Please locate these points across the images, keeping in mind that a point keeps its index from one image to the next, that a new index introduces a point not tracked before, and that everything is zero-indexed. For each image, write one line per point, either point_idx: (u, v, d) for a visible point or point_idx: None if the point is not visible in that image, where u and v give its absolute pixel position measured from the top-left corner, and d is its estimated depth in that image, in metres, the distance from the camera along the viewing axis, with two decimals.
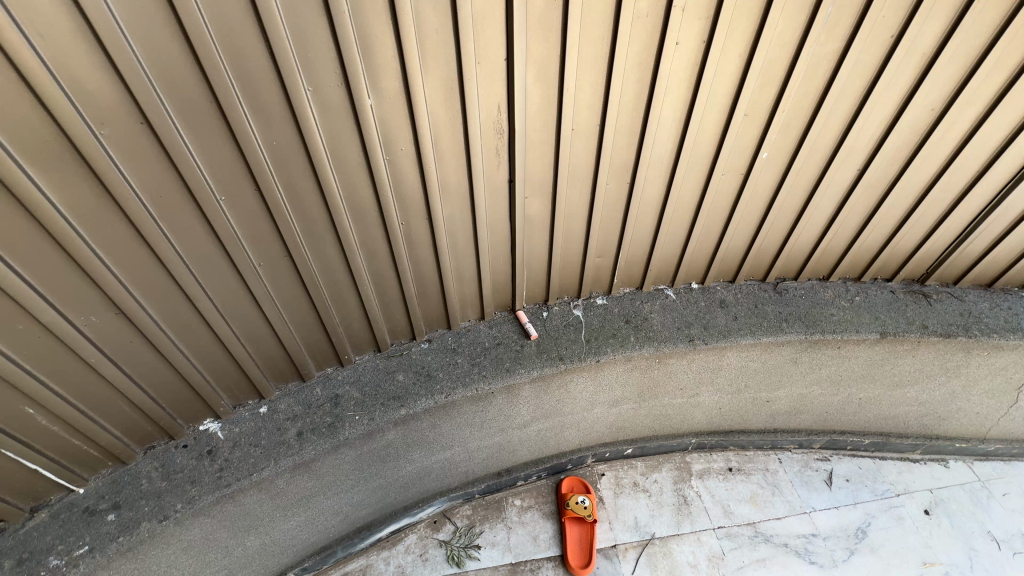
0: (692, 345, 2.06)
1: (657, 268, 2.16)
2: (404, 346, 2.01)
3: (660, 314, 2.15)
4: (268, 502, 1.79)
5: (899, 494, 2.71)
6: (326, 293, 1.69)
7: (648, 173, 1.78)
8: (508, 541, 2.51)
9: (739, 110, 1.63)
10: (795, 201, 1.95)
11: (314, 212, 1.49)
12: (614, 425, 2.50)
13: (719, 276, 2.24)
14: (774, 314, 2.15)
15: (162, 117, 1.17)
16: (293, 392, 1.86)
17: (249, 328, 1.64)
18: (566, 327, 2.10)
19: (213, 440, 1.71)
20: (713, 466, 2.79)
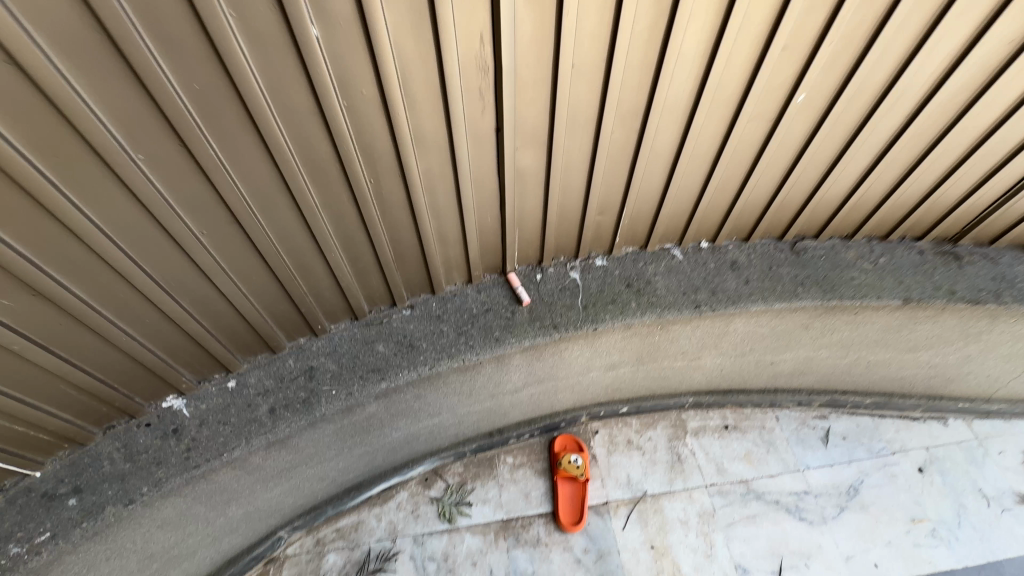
0: (698, 312, 1.89)
1: (665, 226, 1.94)
2: (384, 313, 1.85)
3: (665, 278, 1.96)
4: (245, 478, 1.71)
5: (895, 452, 2.68)
6: (287, 259, 1.50)
7: (661, 119, 1.51)
8: (499, 498, 2.50)
9: (777, 42, 1.34)
10: (829, 150, 1.70)
11: (260, 169, 1.25)
12: (610, 387, 2.40)
13: (733, 234, 2.02)
14: (789, 277, 1.96)
15: (35, 56, 0.90)
16: (263, 364, 1.71)
17: (202, 302, 1.45)
18: (561, 291, 1.92)
19: (178, 418, 1.59)
20: (709, 423, 2.73)
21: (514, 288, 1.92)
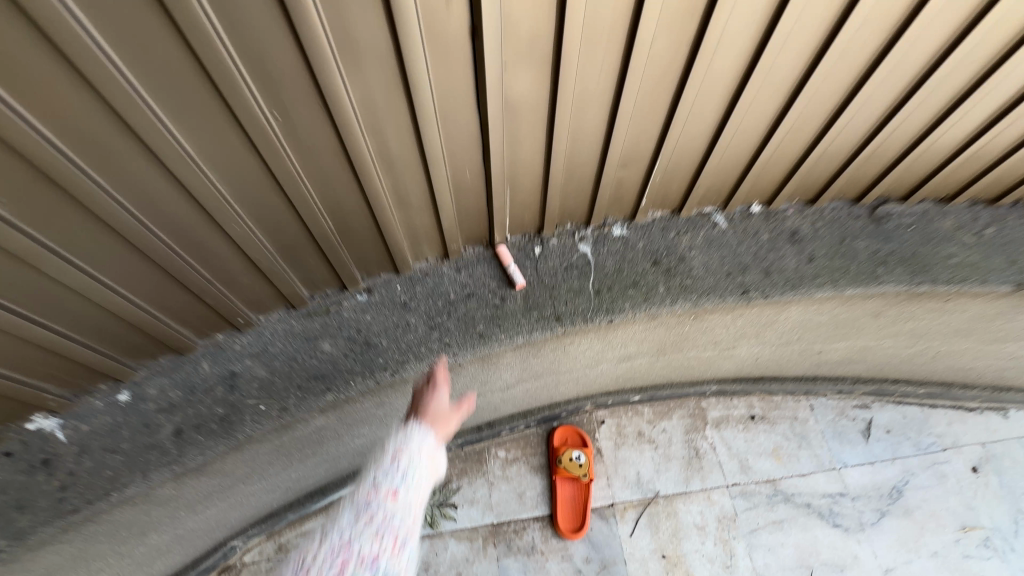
0: (745, 300, 1.44)
1: (708, 184, 1.45)
2: (333, 299, 1.40)
3: (704, 253, 1.49)
4: (157, 509, 1.34)
5: (946, 448, 2.32)
6: (165, 232, 1.04)
7: (728, 24, 0.99)
8: (489, 499, 2.17)
9: None
10: (962, 77, 1.18)
11: (73, 94, 0.76)
12: (621, 378, 2.00)
13: (795, 195, 1.53)
14: (866, 254, 1.49)
15: None
16: (168, 370, 1.29)
17: (42, 296, 1.00)
18: (567, 271, 1.46)
19: (50, 445, 1.19)
20: (733, 413, 2.37)
21: (506, 267, 1.45)
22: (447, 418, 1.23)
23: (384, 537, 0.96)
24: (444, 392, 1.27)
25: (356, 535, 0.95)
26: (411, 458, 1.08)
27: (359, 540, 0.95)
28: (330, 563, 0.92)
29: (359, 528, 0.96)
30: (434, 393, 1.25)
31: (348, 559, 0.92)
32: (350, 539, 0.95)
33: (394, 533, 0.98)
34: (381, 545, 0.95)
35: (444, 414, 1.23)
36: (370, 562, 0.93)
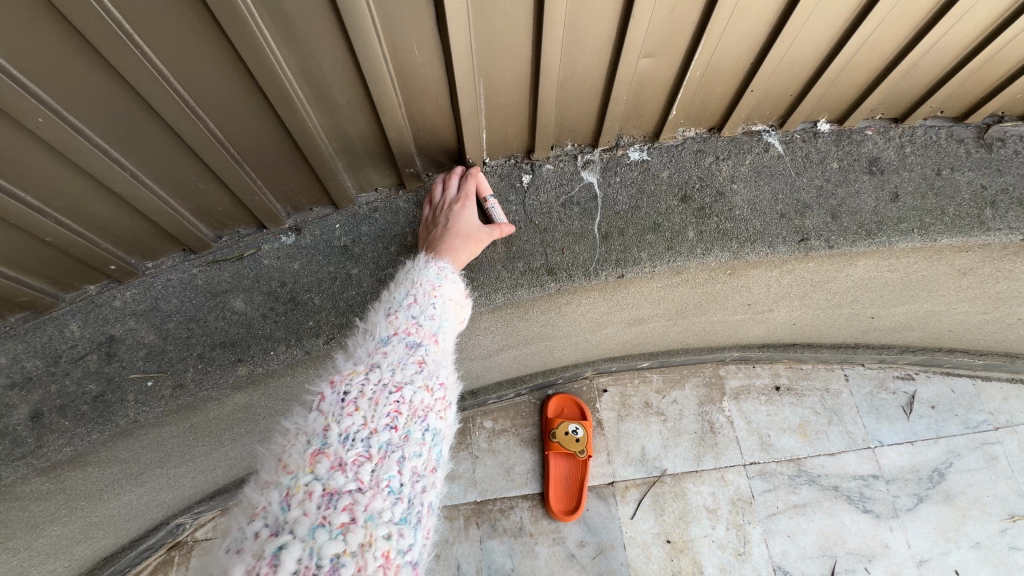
0: (803, 251, 1.08)
1: (763, 88, 1.05)
2: (250, 241, 1.05)
3: (750, 186, 1.11)
4: (37, 504, 1.06)
5: (999, 427, 2.02)
6: None
7: None
8: (473, 474, 1.92)
9: None
10: None
11: None
12: (629, 343, 1.67)
13: (878, 109, 1.13)
14: (970, 192, 1.11)
15: None
16: (23, 333, 0.96)
17: None
18: (565, 208, 1.10)
19: None
20: (754, 383, 2.06)
21: (484, 202, 1.09)
22: (478, 237, 1.03)
23: (431, 389, 0.83)
24: (472, 210, 1.04)
25: (403, 374, 0.82)
26: (447, 303, 0.95)
27: (409, 386, 0.81)
28: (381, 399, 0.77)
29: (406, 370, 0.82)
30: (460, 213, 1.03)
31: (401, 404, 0.78)
32: (399, 379, 0.81)
33: (438, 386, 0.85)
34: (430, 397, 0.83)
35: (473, 234, 1.02)
36: (420, 414, 0.80)
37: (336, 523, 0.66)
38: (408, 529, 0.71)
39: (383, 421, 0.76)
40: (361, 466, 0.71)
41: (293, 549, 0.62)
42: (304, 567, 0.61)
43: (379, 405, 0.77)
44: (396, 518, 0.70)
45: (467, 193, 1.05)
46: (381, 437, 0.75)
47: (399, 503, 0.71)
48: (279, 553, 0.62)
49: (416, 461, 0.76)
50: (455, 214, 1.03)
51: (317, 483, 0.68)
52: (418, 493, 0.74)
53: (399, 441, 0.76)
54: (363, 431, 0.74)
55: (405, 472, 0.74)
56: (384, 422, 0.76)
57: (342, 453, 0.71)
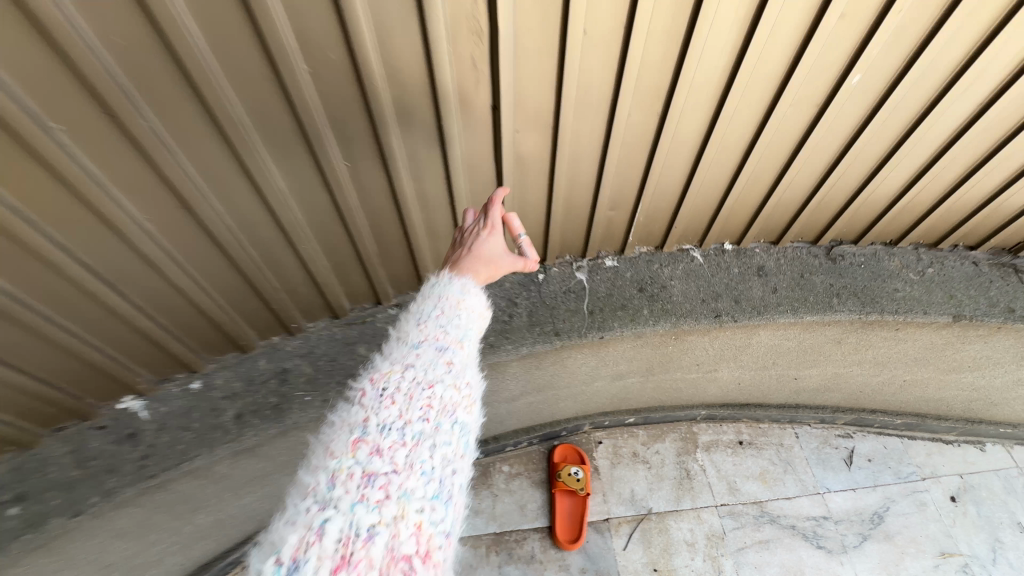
0: (718, 323, 1.69)
1: (685, 225, 1.72)
2: (367, 312, 1.69)
3: (682, 282, 1.76)
4: (211, 486, 1.56)
5: (925, 478, 2.46)
6: (254, 252, 1.33)
7: (688, 102, 1.28)
8: (493, 509, 2.35)
9: (833, 9, 1.10)
10: (881, 143, 1.46)
11: (212, 147, 1.09)
12: (616, 397, 2.21)
13: (761, 236, 1.80)
14: (823, 287, 1.75)
15: None
16: (232, 364, 1.56)
17: (156, 299, 1.27)
18: (565, 294, 1.73)
19: (135, 421, 1.44)
20: (722, 438, 2.55)
21: (514, 238, 1.31)
22: (499, 263, 1.19)
23: (459, 386, 0.93)
24: (497, 240, 1.23)
25: (433, 374, 0.92)
26: (470, 315, 1.07)
27: (439, 384, 0.91)
28: (414, 396, 0.87)
29: (436, 370, 0.92)
30: (487, 239, 1.22)
31: (432, 400, 0.88)
32: (430, 378, 0.91)
33: (465, 384, 0.95)
34: (457, 394, 0.92)
35: (495, 259, 1.19)
36: (449, 409, 0.89)
37: (373, 500, 0.75)
38: (439, 505, 0.80)
39: (416, 413, 0.85)
40: (396, 452, 0.80)
41: (336, 521, 0.72)
42: (345, 536, 0.71)
43: (412, 401, 0.86)
44: (428, 496, 0.79)
45: (493, 223, 1.25)
46: (414, 428, 0.84)
47: (430, 482, 0.81)
48: (325, 524, 0.71)
49: (445, 449, 0.85)
50: (482, 239, 1.22)
51: (357, 466, 0.78)
52: (447, 474, 0.84)
53: (430, 431, 0.85)
54: (398, 422, 0.83)
55: (436, 458, 0.84)
56: (417, 414, 0.85)
57: (379, 441, 0.81)
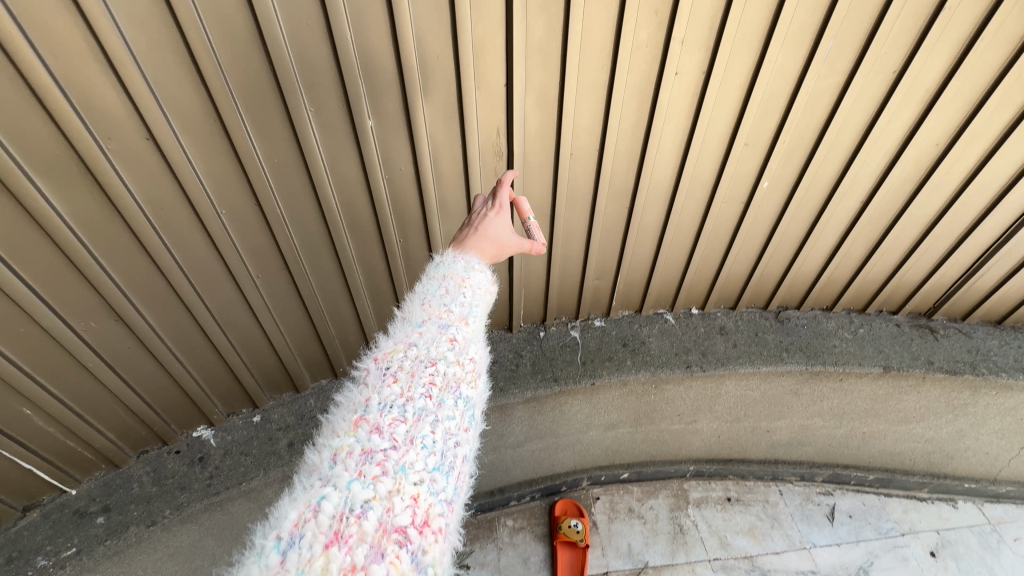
0: (689, 372, 2.03)
1: (657, 292, 2.14)
2: None
3: (658, 339, 2.14)
4: (257, 511, 1.77)
5: (905, 533, 2.62)
6: (324, 307, 1.68)
7: (647, 198, 1.75)
8: (498, 562, 2.49)
9: (739, 140, 1.60)
10: (798, 229, 1.91)
11: (312, 226, 1.48)
12: (610, 449, 2.48)
13: (720, 302, 2.22)
14: (774, 343, 2.12)
15: (166, 132, 1.16)
16: (287, 402, 1.86)
17: (245, 338, 1.64)
18: (562, 348, 2.10)
19: (205, 447, 1.73)
20: (711, 494, 2.74)
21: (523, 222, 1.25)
22: (505, 244, 1.07)
23: (464, 362, 0.80)
24: (505, 221, 1.12)
25: (437, 351, 0.79)
26: (477, 293, 0.92)
27: (443, 360, 0.77)
28: (417, 372, 0.74)
29: (440, 347, 0.79)
30: (493, 219, 1.11)
31: (436, 375, 0.75)
32: (433, 355, 0.78)
33: (472, 361, 0.82)
34: (463, 369, 0.79)
35: (501, 239, 1.07)
36: (454, 385, 0.76)
37: (370, 475, 0.62)
38: (443, 477, 0.67)
39: (418, 389, 0.72)
40: (396, 428, 0.68)
41: (332, 498, 0.60)
42: (339, 512, 0.59)
43: (415, 376, 0.74)
44: (430, 468, 0.66)
45: (500, 202, 1.14)
46: (416, 404, 0.71)
47: (433, 456, 0.68)
48: (320, 501, 0.60)
49: (450, 423, 0.72)
50: (488, 220, 1.10)
51: (356, 443, 0.66)
52: (451, 448, 0.71)
53: (433, 407, 0.72)
54: (399, 398, 0.71)
55: (439, 433, 0.70)
56: (419, 389, 0.72)
57: (379, 418, 0.68)
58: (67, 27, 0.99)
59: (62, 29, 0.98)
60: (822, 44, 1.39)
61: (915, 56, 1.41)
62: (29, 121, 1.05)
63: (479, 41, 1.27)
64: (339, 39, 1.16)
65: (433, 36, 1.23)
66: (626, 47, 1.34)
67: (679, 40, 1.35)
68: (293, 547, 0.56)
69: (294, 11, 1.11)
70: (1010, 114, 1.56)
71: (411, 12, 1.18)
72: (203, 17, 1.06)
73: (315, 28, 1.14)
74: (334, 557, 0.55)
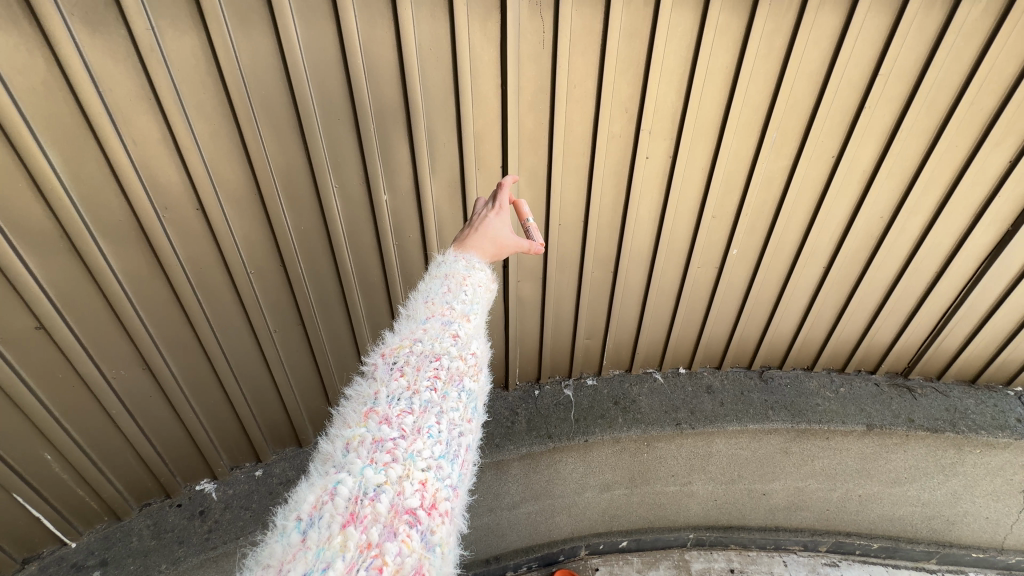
0: (679, 430, 2.10)
1: (645, 351, 2.27)
2: None
3: (648, 397, 2.23)
4: None
5: None
6: (332, 361, 1.80)
7: (629, 263, 1.95)
8: None
9: (706, 212, 1.82)
10: (770, 292, 2.09)
11: (329, 285, 1.64)
12: (607, 513, 2.43)
13: (706, 362, 2.34)
14: (759, 401, 2.21)
15: (214, 203, 1.37)
16: (289, 456, 1.91)
17: (256, 390, 1.74)
18: (556, 405, 2.18)
19: (206, 500, 1.77)
20: (714, 566, 2.62)
21: (522, 223, 1.26)
22: (504, 242, 1.15)
23: (466, 357, 0.92)
24: (504, 221, 1.19)
25: (440, 346, 0.91)
26: (478, 290, 1.04)
27: (446, 356, 0.90)
28: (422, 366, 0.87)
29: (443, 342, 0.92)
30: (493, 218, 1.18)
31: (440, 369, 0.88)
32: (437, 351, 0.90)
33: (473, 355, 0.94)
34: (465, 364, 0.91)
35: (501, 237, 1.15)
36: (457, 378, 0.89)
37: (381, 462, 0.75)
38: (447, 464, 0.79)
39: (423, 382, 0.85)
40: (404, 418, 0.80)
41: (347, 482, 0.72)
42: (354, 494, 0.71)
43: (420, 371, 0.86)
44: (435, 455, 0.79)
45: (501, 203, 1.21)
46: (422, 396, 0.84)
47: (437, 444, 0.80)
48: (337, 485, 0.72)
49: (453, 414, 0.85)
50: (488, 219, 1.17)
51: (368, 433, 0.78)
52: (455, 437, 0.83)
53: (437, 399, 0.85)
54: (406, 391, 0.83)
55: (443, 423, 0.83)
56: (424, 384, 0.85)
57: (388, 410, 0.81)
58: (149, 122, 1.23)
59: (144, 123, 1.23)
60: (768, 135, 1.65)
61: (848, 144, 1.68)
62: (104, 195, 1.26)
63: (480, 132, 1.52)
64: (365, 130, 1.41)
65: (442, 128, 1.49)
66: (603, 137, 1.61)
67: (647, 132, 1.61)
68: (315, 524, 0.68)
69: (330, 109, 1.37)
70: (940, 191, 1.80)
71: (425, 110, 1.44)
72: (257, 114, 1.31)
73: (345, 122, 1.40)
74: (351, 534, 0.67)
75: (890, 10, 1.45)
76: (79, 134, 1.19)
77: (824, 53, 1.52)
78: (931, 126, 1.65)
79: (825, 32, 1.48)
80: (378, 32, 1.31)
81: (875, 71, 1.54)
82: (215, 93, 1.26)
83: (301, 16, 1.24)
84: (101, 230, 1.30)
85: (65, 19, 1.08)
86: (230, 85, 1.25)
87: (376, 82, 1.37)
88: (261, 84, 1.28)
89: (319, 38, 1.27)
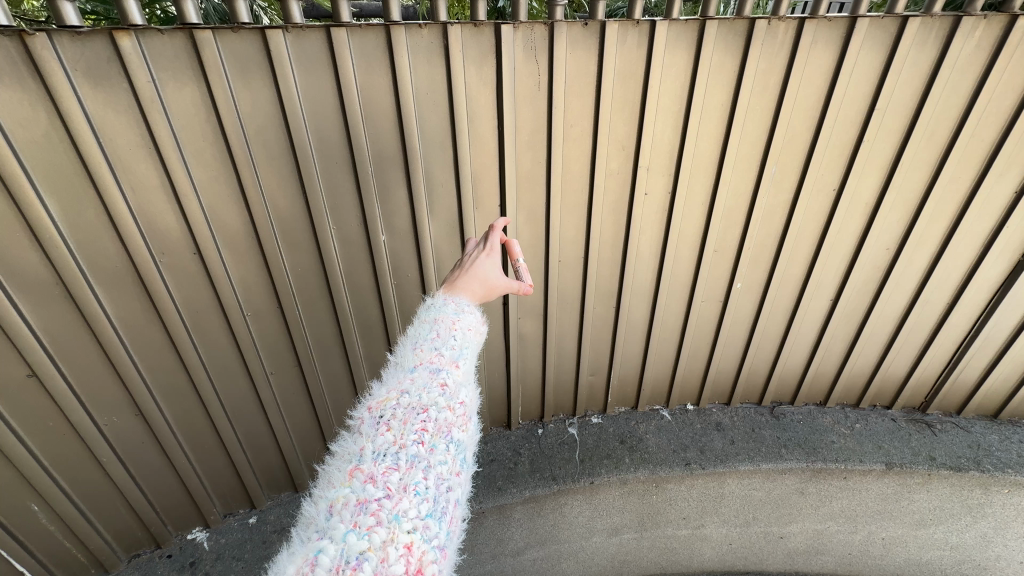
0: (689, 470, 2.01)
1: (651, 387, 2.21)
2: None
3: (656, 435, 2.15)
4: None
5: None
6: (329, 403, 1.76)
7: (631, 300, 1.92)
8: None
9: (708, 247, 1.80)
10: (778, 324, 2.04)
11: (326, 327, 1.62)
12: (617, 559, 2.26)
13: (714, 398, 2.28)
14: (772, 439, 2.13)
15: (211, 249, 1.37)
16: (285, 502, 1.84)
17: (252, 434, 1.70)
18: (561, 445, 2.11)
19: (197, 551, 1.70)
20: None
21: (513, 265, 1.24)
22: (494, 284, 1.12)
23: (454, 407, 0.87)
24: (494, 263, 1.17)
25: (428, 397, 0.87)
26: (467, 334, 1.00)
27: (434, 407, 0.85)
28: (408, 420, 0.83)
29: (431, 393, 0.87)
30: (483, 260, 1.16)
31: (428, 422, 0.83)
32: (425, 402, 0.86)
33: (462, 405, 0.89)
34: (453, 414, 0.86)
35: (491, 279, 1.12)
36: (445, 430, 0.84)
37: (364, 526, 0.71)
38: (434, 523, 0.75)
39: (410, 436, 0.81)
40: (389, 476, 0.76)
41: (329, 551, 0.69)
42: (336, 564, 0.68)
43: (406, 424, 0.82)
44: (421, 515, 0.74)
45: (491, 245, 1.19)
46: (408, 451, 0.79)
47: (424, 503, 0.75)
48: (318, 554, 0.69)
49: (441, 468, 0.80)
50: (478, 260, 1.15)
51: (351, 494, 0.75)
52: (443, 493, 0.78)
53: (425, 453, 0.80)
54: (392, 447, 0.79)
55: (431, 479, 0.78)
56: (411, 437, 0.81)
57: (373, 468, 0.77)
58: (148, 170, 1.25)
59: (145, 172, 1.25)
60: (767, 170, 1.65)
61: (848, 177, 1.67)
62: (101, 241, 1.27)
63: (477, 172, 1.53)
64: (362, 173, 1.42)
65: (440, 169, 1.50)
66: (601, 173, 1.61)
67: (645, 170, 1.62)
68: None
69: (328, 154, 1.38)
70: (946, 223, 1.77)
71: (423, 153, 1.46)
72: (257, 163, 1.33)
73: (344, 167, 1.41)
74: None
75: (883, 47, 1.46)
76: (80, 185, 1.20)
77: (819, 89, 1.52)
78: (932, 158, 1.64)
79: (819, 69, 1.49)
80: (376, 79, 1.33)
81: (873, 105, 1.54)
82: (214, 140, 1.27)
83: (301, 66, 1.26)
84: (97, 276, 1.30)
85: (69, 74, 1.11)
86: (229, 132, 1.26)
87: (374, 126, 1.38)
88: (261, 131, 1.30)
89: (318, 85, 1.30)
